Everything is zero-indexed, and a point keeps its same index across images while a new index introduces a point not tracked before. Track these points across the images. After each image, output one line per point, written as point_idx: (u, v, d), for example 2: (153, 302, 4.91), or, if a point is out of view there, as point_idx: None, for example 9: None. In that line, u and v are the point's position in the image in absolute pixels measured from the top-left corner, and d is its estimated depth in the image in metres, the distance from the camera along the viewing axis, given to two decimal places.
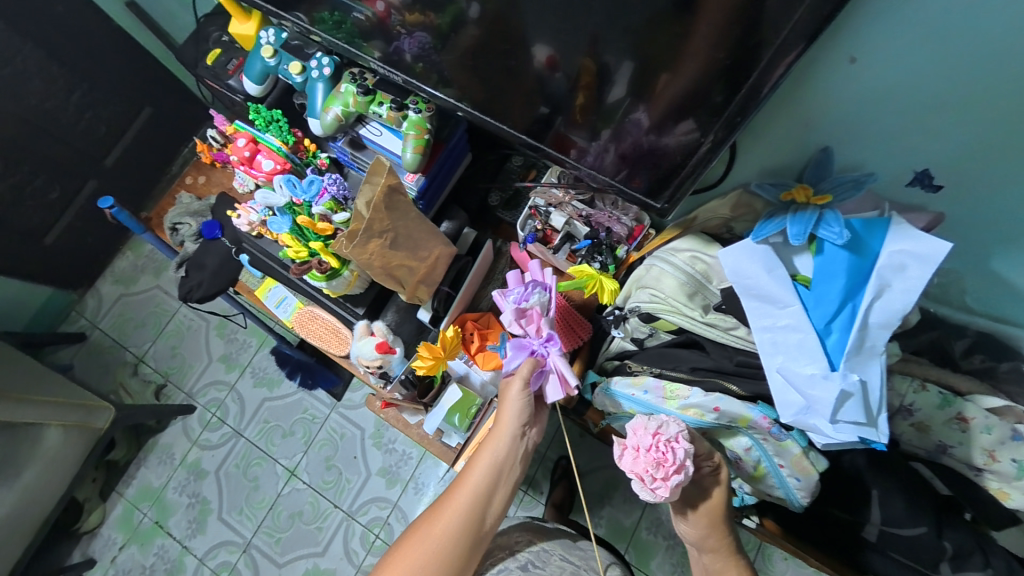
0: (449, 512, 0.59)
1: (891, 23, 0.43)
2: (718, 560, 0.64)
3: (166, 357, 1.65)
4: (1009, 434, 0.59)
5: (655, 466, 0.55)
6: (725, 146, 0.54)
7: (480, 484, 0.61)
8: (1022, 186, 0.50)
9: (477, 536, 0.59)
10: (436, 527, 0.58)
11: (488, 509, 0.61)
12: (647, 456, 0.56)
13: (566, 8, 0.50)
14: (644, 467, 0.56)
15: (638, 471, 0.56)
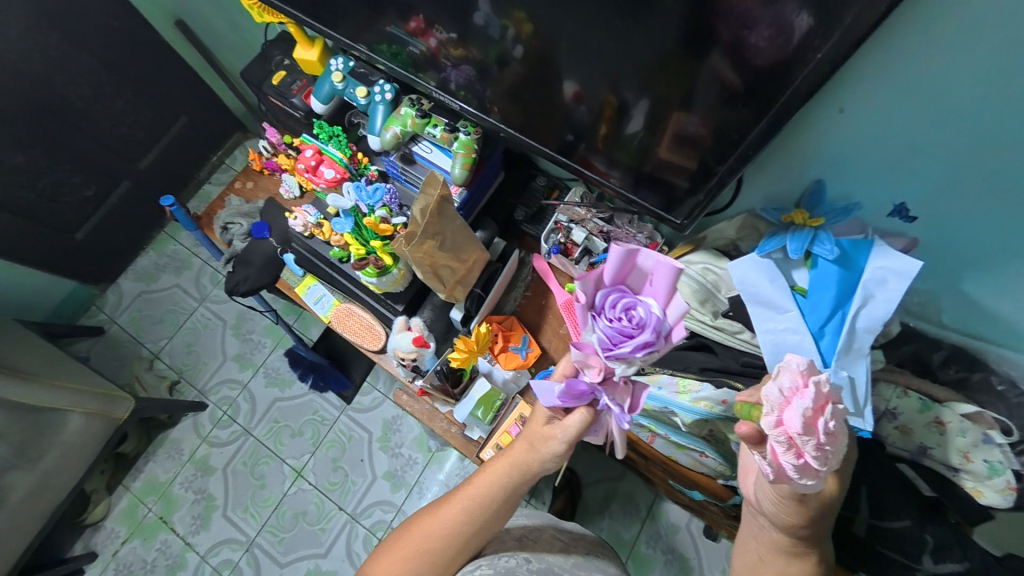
0: (449, 531, 0.65)
1: (859, 80, 0.54)
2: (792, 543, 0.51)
3: (182, 353, 1.70)
4: (981, 438, 0.67)
5: (826, 434, 0.39)
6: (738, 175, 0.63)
7: (468, 516, 0.66)
8: (975, 217, 0.60)
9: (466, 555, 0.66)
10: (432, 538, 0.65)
11: (472, 535, 0.66)
12: (816, 437, 0.39)
13: (601, 54, 0.60)
14: (815, 443, 0.39)
15: (806, 450, 0.39)
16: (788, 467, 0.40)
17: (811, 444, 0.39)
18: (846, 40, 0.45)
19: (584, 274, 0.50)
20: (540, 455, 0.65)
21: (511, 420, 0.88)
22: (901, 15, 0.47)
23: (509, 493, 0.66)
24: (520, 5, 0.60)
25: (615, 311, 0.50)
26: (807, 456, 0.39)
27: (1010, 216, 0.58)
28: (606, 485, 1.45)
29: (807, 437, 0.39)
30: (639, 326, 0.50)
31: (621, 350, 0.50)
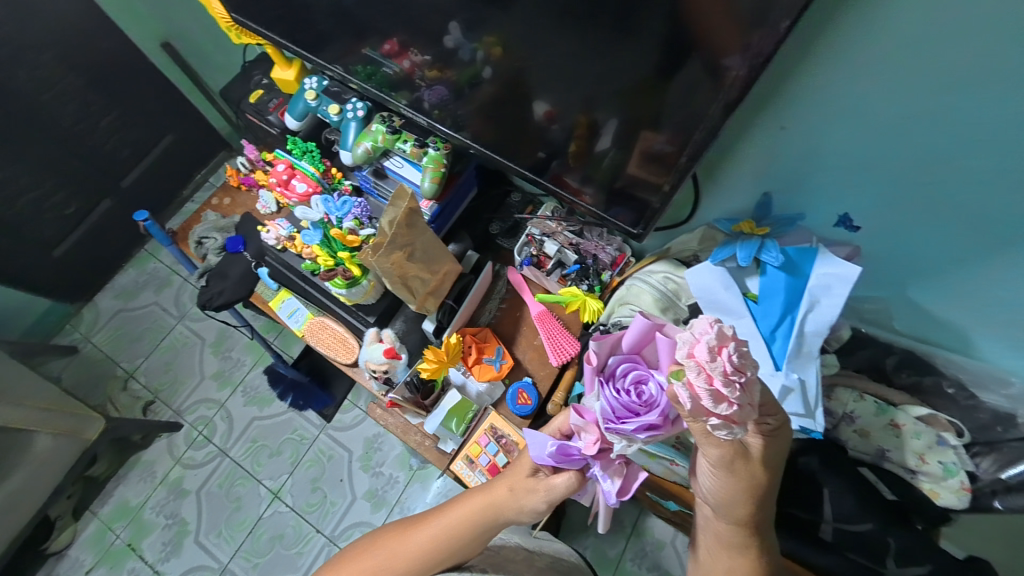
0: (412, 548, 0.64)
1: (801, 100, 0.57)
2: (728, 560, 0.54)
3: (159, 372, 1.66)
4: (935, 439, 0.70)
5: (732, 363, 0.42)
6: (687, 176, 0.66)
7: (433, 550, 0.64)
8: (917, 228, 0.63)
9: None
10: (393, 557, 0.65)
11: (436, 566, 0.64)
12: (724, 362, 0.42)
13: (561, 75, 0.63)
14: (723, 370, 0.42)
15: (715, 377, 0.42)
16: (703, 397, 0.42)
17: (719, 372, 0.42)
18: (758, 56, 0.49)
19: (602, 334, 0.54)
20: (519, 505, 0.62)
21: (482, 430, 0.87)
22: (826, 40, 0.51)
23: (478, 534, 0.64)
24: (489, 31, 0.63)
25: (625, 382, 0.53)
26: (716, 383, 0.42)
27: (944, 226, 0.61)
28: None
29: (715, 364, 0.42)
30: (646, 403, 0.52)
31: (624, 426, 0.51)
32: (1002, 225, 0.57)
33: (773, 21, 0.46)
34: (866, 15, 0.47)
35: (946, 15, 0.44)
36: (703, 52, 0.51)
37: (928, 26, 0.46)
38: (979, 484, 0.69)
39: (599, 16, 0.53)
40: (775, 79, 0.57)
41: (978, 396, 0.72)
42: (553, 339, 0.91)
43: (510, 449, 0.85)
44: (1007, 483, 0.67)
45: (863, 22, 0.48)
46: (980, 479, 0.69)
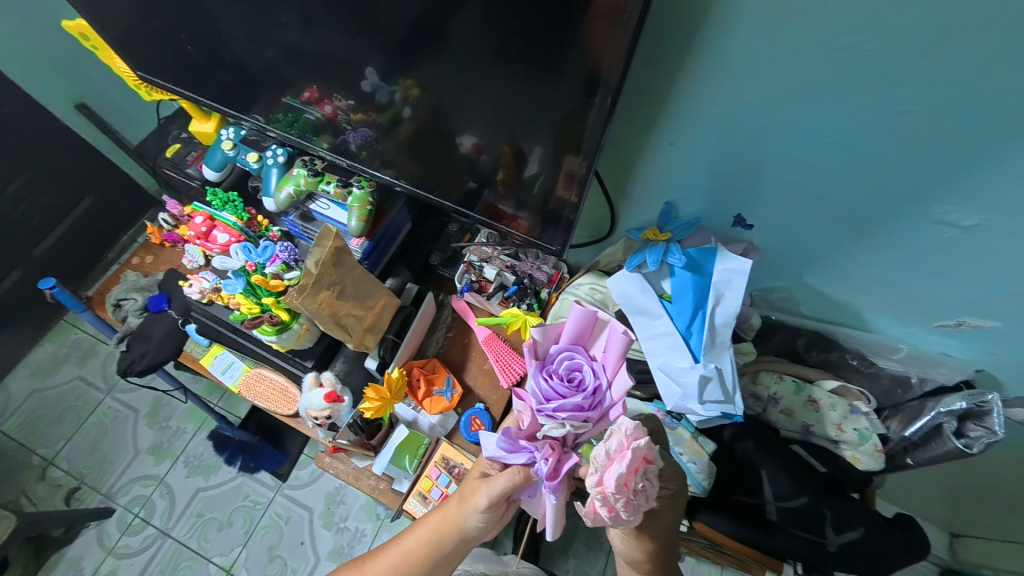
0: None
1: (688, 119, 0.64)
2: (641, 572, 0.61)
3: (84, 454, 1.50)
4: (848, 409, 0.76)
5: (633, 492, 0.51)
6: (593, 177, 0.67)
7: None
8: (804, 222, 0.71)
9: None
10: None
11: None
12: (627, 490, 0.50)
13: (470, 111, 0.67)
14: (624, 500, 0.50)
15: (616, 504, 0.50)
16: (601, 515, 0.52)
17: (621, 502, 0.50)
18: (612, 84, 0.53)
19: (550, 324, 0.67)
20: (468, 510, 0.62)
21: (433, 462, 0.85)
22: (691, 67, 0.58)
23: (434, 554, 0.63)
24: (406, 74, 0.66)
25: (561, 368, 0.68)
26: (616, 509, 0.51)
27: (819, 218, 0.69)
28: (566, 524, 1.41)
29: (618, 498, 0.50)
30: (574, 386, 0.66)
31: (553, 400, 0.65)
32: (862, 211, 0.65)
33: (613, 55, 0.50)
34: (714, 43, 0.54)
35: (775, 41, 0.52)
36: (573, 83, 0.56)
37: (765, 51, 0.53)
38: (891, 444, 0.76)
39: (491, 56, 0.58)
40: (656, 102, 0.64)
41: (876, 363, 0.81)
42: (501, 360, 0.92)
43: (464, 478, 0.83)
44: (913, 440, 0.74)
45: (714, 50, 0.55)
46: (891, 440, 0.77)
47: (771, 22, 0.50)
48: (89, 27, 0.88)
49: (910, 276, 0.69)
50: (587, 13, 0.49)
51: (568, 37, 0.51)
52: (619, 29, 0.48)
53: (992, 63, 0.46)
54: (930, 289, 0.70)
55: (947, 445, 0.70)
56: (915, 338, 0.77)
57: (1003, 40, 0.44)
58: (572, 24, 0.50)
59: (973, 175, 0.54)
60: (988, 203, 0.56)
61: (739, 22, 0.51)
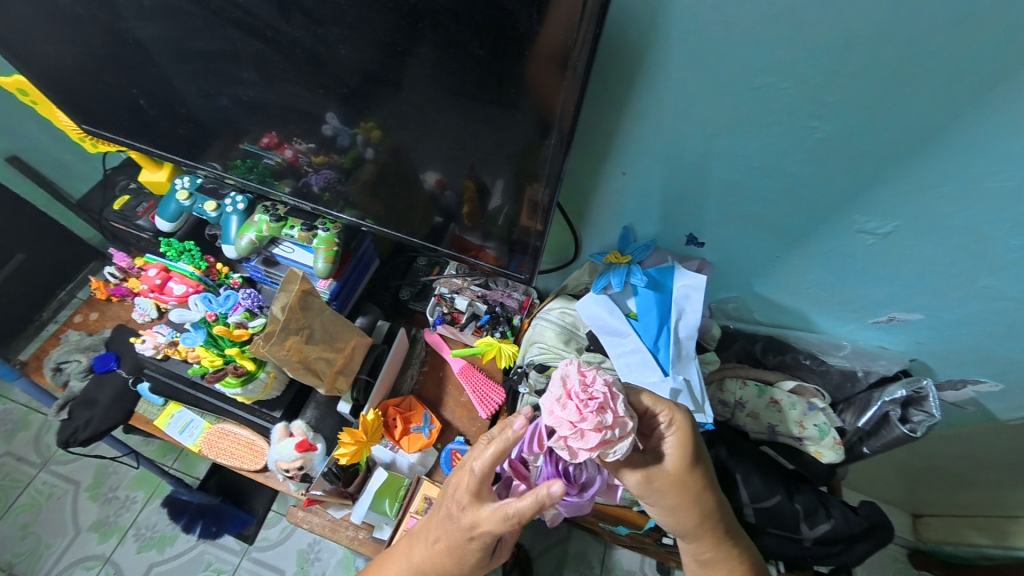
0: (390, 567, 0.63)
1: (636, 152, 0.70)
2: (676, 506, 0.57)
3: (14, 541, 1.34)
4: (806, 406, 0.82)
5: (593, 403, 0.50)
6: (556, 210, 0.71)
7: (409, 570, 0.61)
8: (746, 239, 0.78)
9: None
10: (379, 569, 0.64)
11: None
12: (585, 403, 0.50)
13: (430, 151, 0.70)
14: (584, 413, 0.49)
15: (574, 419, 0.49)
16: (570, 438, 0.50)
17: (578, 414, 0.49)
18: (566, 124, 0.58)
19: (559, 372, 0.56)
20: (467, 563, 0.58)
21: (411, 513, 0.80)
22: (633, 105, 0.63)
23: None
24: (364, 118, 0.68)
25: None
26: (580, 426, 0.49)
27: (759, 233, 0.76)
28: (555, 551, 1.38)
29: (569, 411, 0.49)
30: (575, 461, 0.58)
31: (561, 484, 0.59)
32: (796, 225, 0.72)
33: (564, 102, 0.55)
34: (652, 85, 0.60)
35: (704, 82, 0.58)
36: (529, 124, 0.60)
37: (697, 91, 0.59)
38: (848, 435, 0.81)
39: (450, 102, 0.61)
40: (606, 136, 0.69)
41: (826, 360, 0.87)
42: (478, 391, 0.92)
43: None
44: (865, 429, 0.80)
45: (653, 90, 0.61)
46: (848, 432, 0.82)
47: (699, 66, 0.57)
48: (28, 82, 0.85)
49: (843, 278, 0.77)
50: (537, 67, 0.54)
51: (522, 88, 0.56)
52: (567, 81, 0.53)
53: (881, 95, 0.53)
54: (860, 289, 0.77)
55: (896, 430, 0.76)
56: (855, 335, 0.85)
57: (889, 76, 0.52)
58: (523, 76, 0.55)
59: (881, 187, 0.62)
60: (896, 211, 0.64)
61: (672, 67, 0.58)
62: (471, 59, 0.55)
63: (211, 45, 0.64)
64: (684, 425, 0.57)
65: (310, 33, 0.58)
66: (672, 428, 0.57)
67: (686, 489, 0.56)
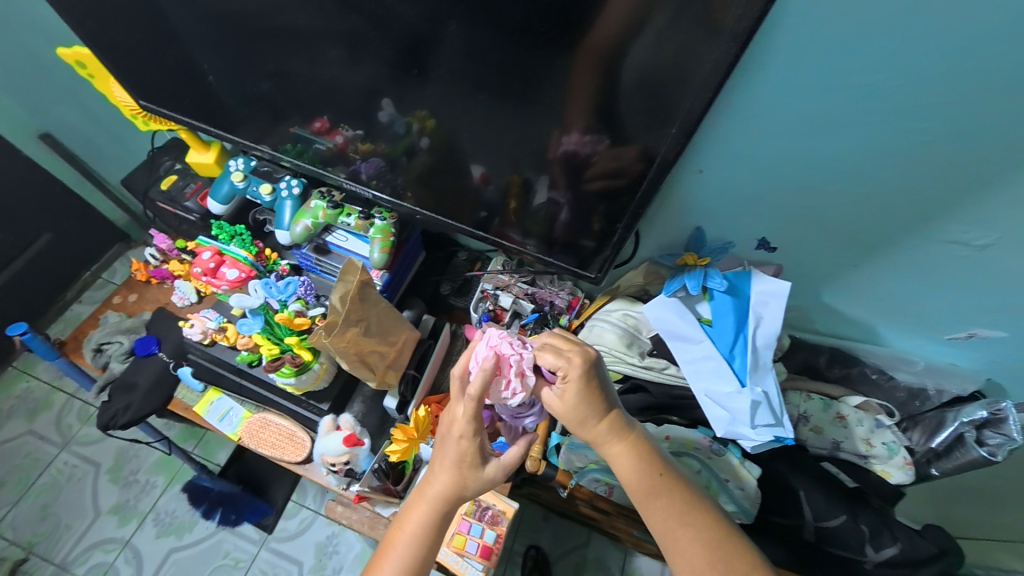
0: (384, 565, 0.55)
1: (717, 149, 0.66)
2: (593, 424, 0.56)
3: (33, 521, 1.32)
4: (874, 423, 0.79)
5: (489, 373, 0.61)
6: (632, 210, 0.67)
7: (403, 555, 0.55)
8: (822, 246, 0.74)
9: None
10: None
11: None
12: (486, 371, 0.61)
13: (497, 141, 0.67)
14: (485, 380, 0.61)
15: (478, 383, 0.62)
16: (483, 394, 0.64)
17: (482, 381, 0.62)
18: (689, 116, 0.53)
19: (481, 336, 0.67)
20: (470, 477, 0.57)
21: (462, 516, 0.80)
22: (723, 101, 0.60)
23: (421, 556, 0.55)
24: (421, 106, 0.66)
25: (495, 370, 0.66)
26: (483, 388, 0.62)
27: (838, 239, 0.72)
28: (574, 555, 1.31)
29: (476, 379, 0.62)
30: None
31: None
32: (879, 233, 0.69)
33: (699, 89, 0.50)
34: (747, 81, 0.57)
35: (809, 78, 0.54)
36: (640, 116, 0.55)
37: (798, 87, 0.56)
38: (917, 455, 0.78)
39: (552, 87, 0.56)
40: None
41: (894, 375, 0.84)
42: None
43: (498, 520, 0.80)
44: (937, 451, 0.77)
45: (750, 84, 0.57)
46: (916, 452, 0.79)
47: (808, 61, 0.53)
48: (89, 55, 0.84)
49: (923, 291, 0.73)
50: (677, 47, 0.48)
51: (641, 73, 0.51)
52: (711, 64, 0.48)
53: (1003, 97, 0.50)
54: (938, 302, 0.74)
55: (972, 453, 0.72)
56: (925, 350, 0.82)
57: (1016, 77, 0.48)
58: (651, 59, 0.50)
59: (984, 196, 0.59)
60: (995, 222, 0.61)
61: (776, 62, 0.54)
62: (585, 44, 0.51)
63: (280, 21, 0.62)
64: (586, 363, 0.56)
65: (390, 10, 0.55)
66: (572, 369, 0.56)
67: (585, 405, 0.55)
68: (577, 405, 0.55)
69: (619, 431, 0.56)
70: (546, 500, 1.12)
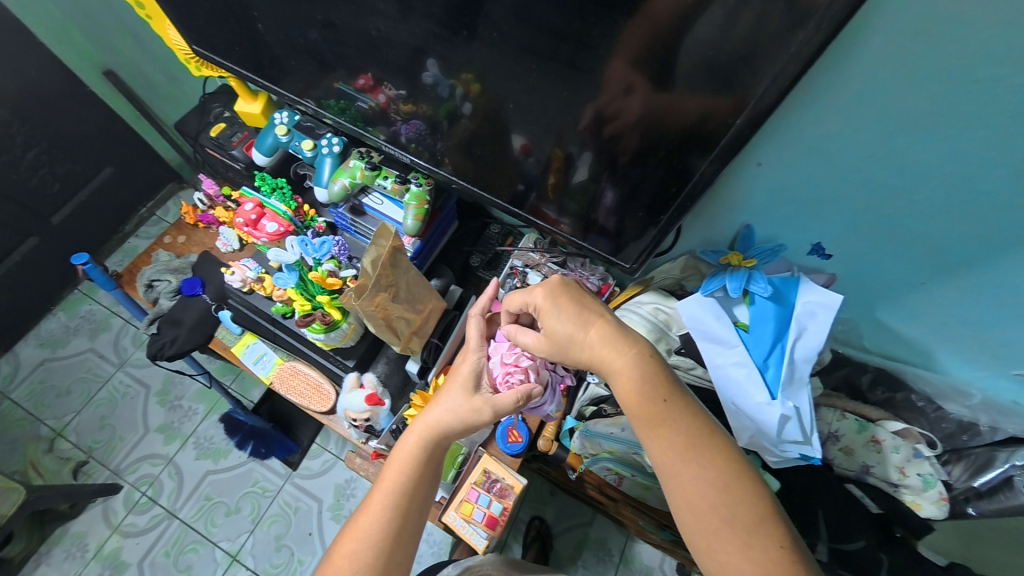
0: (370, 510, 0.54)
1: (780, 143, 0.60)
2: (583, 339, 0.56)
3: (93, 429, 1.47)
4: (912, 452, 0.74)
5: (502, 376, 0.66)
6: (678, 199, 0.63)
7: (390, 502, 0.54)
8: (885, 259, 0.68)
9: (404, 524, 0.53)
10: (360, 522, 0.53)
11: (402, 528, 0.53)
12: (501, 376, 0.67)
13: (540, 113, 0.63)
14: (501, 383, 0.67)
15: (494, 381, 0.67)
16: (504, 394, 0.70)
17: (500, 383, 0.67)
18: (757, 102, 0.49)
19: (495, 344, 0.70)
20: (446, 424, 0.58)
21: (471, 484, 0.82)
22: (797, 89, 0.54)
23: (404, 530, 0.53)
24: (468, 68, 0.62)
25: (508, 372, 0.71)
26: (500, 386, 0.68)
27: (907, 253, 0.66)
28: (576, 532, 1.34)
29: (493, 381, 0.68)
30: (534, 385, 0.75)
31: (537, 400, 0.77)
32: (955, 252, 0.62)
33: (767, 72, 0.46)
34: (829, 67, 0.50)
35: (906, 68, 0.47)
36: (703, 100, 0.51)
37: (889, 78, 0.49)
38: (954, 492, 0.73)
39: (608, 59, 0.52)
40: None
41: (943, 406, 0.79)
42: None
43: (505, 494, 0.82)
44: (979, 490, 0.70)
45: (833, 70, 0.51)
46: (953, 488, 0.73)
47: (907, 48, 0.46)
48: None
49: (992, 319, 0.67)
50: (758, 22, 0.43)
51: (710, 50, 0.47)
52: (788, 44, 0.43)
53: None
54: (1012, 334, 0.67)
55: (1019, 498, 0.66)
56: (984, 383, 0.75)
57: None
58: (722, 37, 0.45)
59: None
60: None
61: (870, 48, 0.47)
62: (649, 15, 0.46)
63: None
64: (555, 289, 0.60)
65: None
66: (545, 298, 0.60)
67: (568, 321, 0.57)
68: (558, 328, 0.57)
69: (601, 344, 0.54)
70: (555, 477, 1.14)
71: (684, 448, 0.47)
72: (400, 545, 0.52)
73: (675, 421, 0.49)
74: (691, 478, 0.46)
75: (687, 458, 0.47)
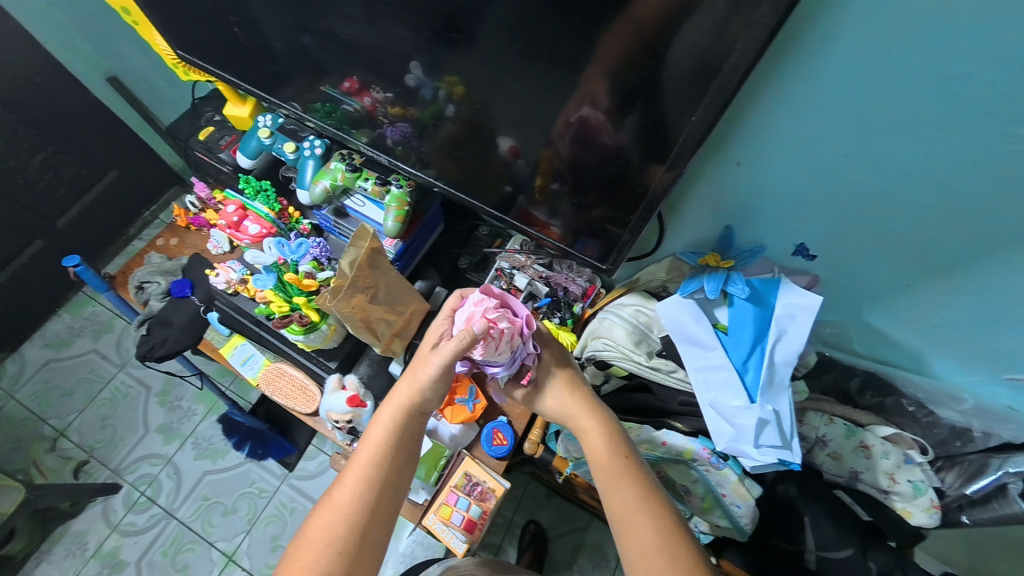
0: (345, 484, 0.53)
1: (761, 142, 0.59)
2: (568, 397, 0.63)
3: (94, 428, 1.49)
4: (903, 458, 0.72)
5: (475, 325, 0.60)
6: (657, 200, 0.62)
7: (368, 472, 0.54)
8: (871, 259, 0.66)
9: (380, 498, 0.53)
10: (335, 495, 0.53)
11: (378, 500, 0.53)
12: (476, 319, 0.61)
13: (520, 113, 0.63)
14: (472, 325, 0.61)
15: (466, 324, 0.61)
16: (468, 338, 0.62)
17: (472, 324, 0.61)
18: (719, 102, 0.48)
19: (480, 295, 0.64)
20: (404, 401, 0.58)
21: (451, 487, 0.82)
22: (775, 87, 0.53)
23: (381, 497, 0.53)
24: (450, 69, 0.62)
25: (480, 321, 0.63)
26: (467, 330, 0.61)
27: (894, 255, 0.64)
28: (571, 537, 1.33)
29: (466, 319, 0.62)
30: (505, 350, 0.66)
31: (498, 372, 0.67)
32: (943, 253, 0.60)
33: (731, 69, 0.45)
34: (806, 65, 0.49)
35: (878, 64, 0.47)
36: (674, 97, 0.50)
37: (867, 74, 0.48)
38: (946, 500, 0.71)
39: (580, 57, 0.51)
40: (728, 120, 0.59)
41: (937, 412, 0.77)
42: None
43: (486, 497, 0.81)
44: (971, 498, 0.68)
45: (808, 67, 0.50)
46: (947, 495, 0.71)
47: (880, 43, 0.45)
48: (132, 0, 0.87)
49: (982, 323, 0.65)
50: (725, 19, 0.42)
51: (676, 47, 0.46)
52: (743, 40, 0.43)
53: None
54: (1007, 338, 0.65)
55: (1014, 506, 0.64)
56: (980, 388, 0.73)
57: None
58: (692, 34, 0.44)
59: None
60: None
61: (840, 44, 0.47)
62: (618, 14, 0.46)
63: None
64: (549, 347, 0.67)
65: None
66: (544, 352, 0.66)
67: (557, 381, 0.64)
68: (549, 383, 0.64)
69: (581, 407, 0.62)
70: (547, 481, 1.13)
71: (640, 513, 0.52)
72: (375, 517, 0.52)
73: (636, 486, 0.54)
74: (641, 547, 0.50)
75: (642, 524, 0.51)
